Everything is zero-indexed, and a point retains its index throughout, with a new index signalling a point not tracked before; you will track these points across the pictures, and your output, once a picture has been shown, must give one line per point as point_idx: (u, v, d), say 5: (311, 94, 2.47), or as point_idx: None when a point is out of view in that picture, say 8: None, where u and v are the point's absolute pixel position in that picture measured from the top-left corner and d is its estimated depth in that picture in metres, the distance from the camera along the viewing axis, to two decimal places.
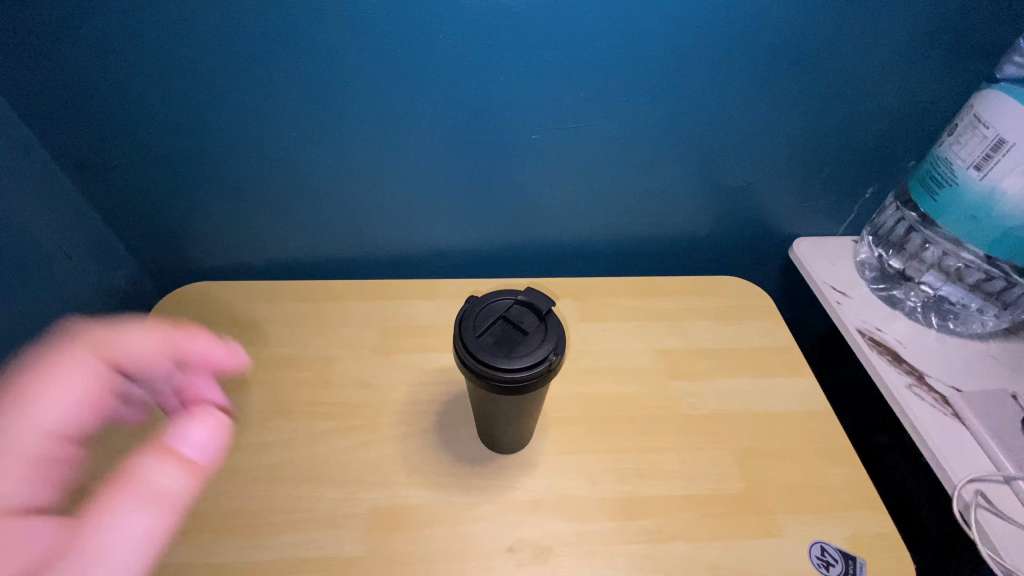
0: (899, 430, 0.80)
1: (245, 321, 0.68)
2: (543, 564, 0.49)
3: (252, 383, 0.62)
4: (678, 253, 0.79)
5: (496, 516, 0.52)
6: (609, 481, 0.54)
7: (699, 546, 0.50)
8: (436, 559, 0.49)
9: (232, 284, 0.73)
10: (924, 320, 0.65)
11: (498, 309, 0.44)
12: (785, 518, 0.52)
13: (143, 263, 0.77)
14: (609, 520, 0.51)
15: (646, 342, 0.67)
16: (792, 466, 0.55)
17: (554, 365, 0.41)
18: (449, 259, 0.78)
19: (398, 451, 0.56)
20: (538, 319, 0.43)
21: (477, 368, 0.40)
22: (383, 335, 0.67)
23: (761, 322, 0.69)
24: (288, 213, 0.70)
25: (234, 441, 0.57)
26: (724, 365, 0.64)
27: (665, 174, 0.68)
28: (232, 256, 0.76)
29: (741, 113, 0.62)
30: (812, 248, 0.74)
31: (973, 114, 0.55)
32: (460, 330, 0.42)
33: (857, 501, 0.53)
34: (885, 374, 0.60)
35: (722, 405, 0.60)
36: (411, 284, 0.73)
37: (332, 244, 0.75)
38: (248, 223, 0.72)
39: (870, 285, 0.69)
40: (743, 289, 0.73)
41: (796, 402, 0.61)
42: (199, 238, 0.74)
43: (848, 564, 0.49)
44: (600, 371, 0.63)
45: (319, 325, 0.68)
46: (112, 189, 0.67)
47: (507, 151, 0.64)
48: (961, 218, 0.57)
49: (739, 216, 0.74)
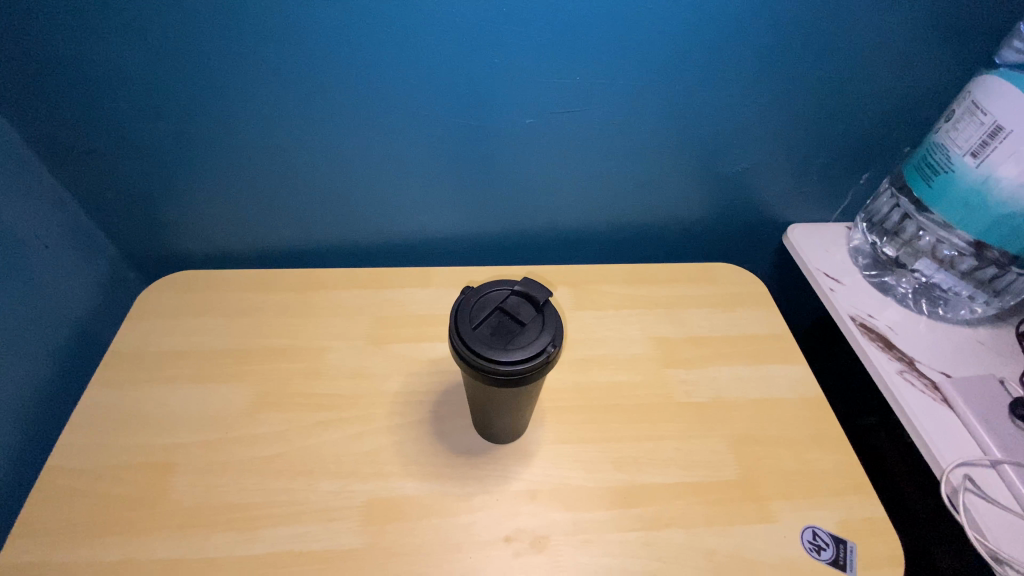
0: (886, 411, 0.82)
1: (235, 311, 0.67)
2: (540, 553, 0.49)
3: (242, 375, 0.61)
4: (673, 239, 0.79)
5: (493, 506, 0.52)
6: (605, 469, 0.54)
7: (695, 533, 0.50)
8: (433, 550, 0.49)
9: (221, 273, 0.71)
10: (915, 306, 0.66)
11: (495, 300, 0.43)
12: (779, 504, 0.52)
13: (126, 252, 0.75)
14: (606, 508, 0.52)
15: (642, 330, 0.66)
16: (785, 452, 0.56)
17: (552, 357, 0.41)
18: (442, 247, 0.77)
19: (393, 443, 0.56)
20: (535, 310, 0.42)
21: (473, 361, 0.40)
22: (376, 325, 0.66)
23: (756, 309, 0.69)
24: (276, 200, 0.69)
25: (226, 434, 0.56)
26: (719, 353, 0.64)
27: (661, 161, 0.67)
28: (219, 245, 0.74)
29: (739, 97, 0.61)
30: (806, 235, 0.74)
31: (970, 100, 0.55)
32: (456, 322, 0.41)
33: (849, 486, 0.54)
34: (877, 360, 0.60)
35: (717, 392, 0.61)
36: (404, 273, 0.72)
37: (322, 232, 0.73)
38: (236, 211, 0.70)
39: (863, 272, 0.69)
40: (738, 276, 0.73)
41: (790, 389, 0.61)
42: (185, 226, 0.72)
43: (839, 548, 0.50)
44: (596, 359, 0.63)
45: (311, 314, 0.67)
46: (90, 176, 0.64)
47: (502, 136, 0.63)
48: (956, 205, 0.57)
49: (734, 202, 0.74)
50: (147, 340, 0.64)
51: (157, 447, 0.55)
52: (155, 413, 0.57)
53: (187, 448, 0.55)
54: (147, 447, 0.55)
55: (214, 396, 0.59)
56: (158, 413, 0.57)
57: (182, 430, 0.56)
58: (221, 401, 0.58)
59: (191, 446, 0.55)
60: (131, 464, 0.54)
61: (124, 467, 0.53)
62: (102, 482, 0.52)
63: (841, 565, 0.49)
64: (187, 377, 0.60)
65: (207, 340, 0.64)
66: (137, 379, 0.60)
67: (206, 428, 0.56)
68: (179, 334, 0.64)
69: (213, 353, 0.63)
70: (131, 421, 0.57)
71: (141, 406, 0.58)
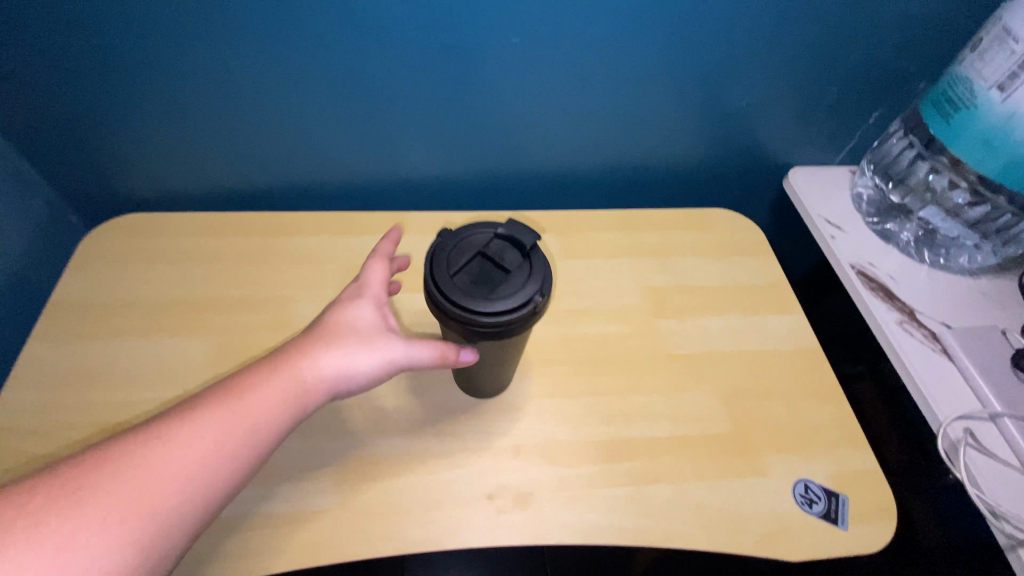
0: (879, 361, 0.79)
1: (189, 258, 0.61)
2: (524, 509, 0.47)
3: (200, 328, 0.55)
4: (668, 184, 0.73)
5: (474, 463, 0.49)
6: (592, 424, 0.52)
7: (684, 488, 0.48)
8: (411, 510, 0.46)
9: (172, 216, 0.64)
10: (917, 255, 0.63)
11: (476, 244, 0.38)
12: (772, 458, 0.50)
13: (64, 191, 0.68)
14: (593, 463, 0.49)
15: (633, 279, 0.62)
16: (779, 405, 0.54)
17: (540, 307, 0.36)
18: (420, 190, 0.70)
19: (367, 400, 0.52)
20: (521, 255, 0.38)
21: (450, 311, 0.35)
22: (347, 274, 0.61)
23: (753, 257, 0.65)
24: (232, 133, 0.61)
25: (183, 390, 0.51)
26: (714, 303, 0.61)
27: (659, 95, 0.61)
28: (169, 184, 0.67)
29: (747, 20, 0.55)
30: (808, 179, 0.69)
31: (1002, 26, 0.50)
32: (431, 267, 0.36)
33: (842, 438, 0.52)
34: (877, 311, 0.58)
35: (710, 344, 0.58)
36: (378, 217, 0.66)
37: (286, 170, 0.66)
38: (186, 145, 0.63)
39: (866, 218, 0.66)
40: (735, 222, 0.69)
41: (786, 340, 0.59)
42: (129, 162, 0.64)
43: (831, 501, 0.48)
44: (585, 311, 0.59)
45: (275, 262, 0.61)
46: (12, 99, 0.57)
47: (483, 61, 0.56)
48: (975, 144, 0.53)
49: (734, 143, 0.69)
50: (91, 290, 0.58)
51: (106, 405, 0.50)
52: (103, 368, 0.52)
53: (139, 406, 0.50)
54: (95, 405, 0.50)
55: (168, 350, 0.54)
56: (106, 368, 0.52)
57: (134, 387, 0.51)
58: (177, 355, 0.53)
59: (144, 403, 0.50)
60: (77, 423, 0.49)
61: (68, 426, 0.49)
62: (45, 442, 0.48)
63: (832, 518, 0.47)
64: (139, 329, 0.55)
65: (160, 290, 0.58)
66: (81, 331, 0.55)
67: (161, 383, 0.52)
68: (127, 283, 0.58)
69: (168, 303, 0.57)
70: (75, 377, 0.52)
71: (88, 361, 0.53)
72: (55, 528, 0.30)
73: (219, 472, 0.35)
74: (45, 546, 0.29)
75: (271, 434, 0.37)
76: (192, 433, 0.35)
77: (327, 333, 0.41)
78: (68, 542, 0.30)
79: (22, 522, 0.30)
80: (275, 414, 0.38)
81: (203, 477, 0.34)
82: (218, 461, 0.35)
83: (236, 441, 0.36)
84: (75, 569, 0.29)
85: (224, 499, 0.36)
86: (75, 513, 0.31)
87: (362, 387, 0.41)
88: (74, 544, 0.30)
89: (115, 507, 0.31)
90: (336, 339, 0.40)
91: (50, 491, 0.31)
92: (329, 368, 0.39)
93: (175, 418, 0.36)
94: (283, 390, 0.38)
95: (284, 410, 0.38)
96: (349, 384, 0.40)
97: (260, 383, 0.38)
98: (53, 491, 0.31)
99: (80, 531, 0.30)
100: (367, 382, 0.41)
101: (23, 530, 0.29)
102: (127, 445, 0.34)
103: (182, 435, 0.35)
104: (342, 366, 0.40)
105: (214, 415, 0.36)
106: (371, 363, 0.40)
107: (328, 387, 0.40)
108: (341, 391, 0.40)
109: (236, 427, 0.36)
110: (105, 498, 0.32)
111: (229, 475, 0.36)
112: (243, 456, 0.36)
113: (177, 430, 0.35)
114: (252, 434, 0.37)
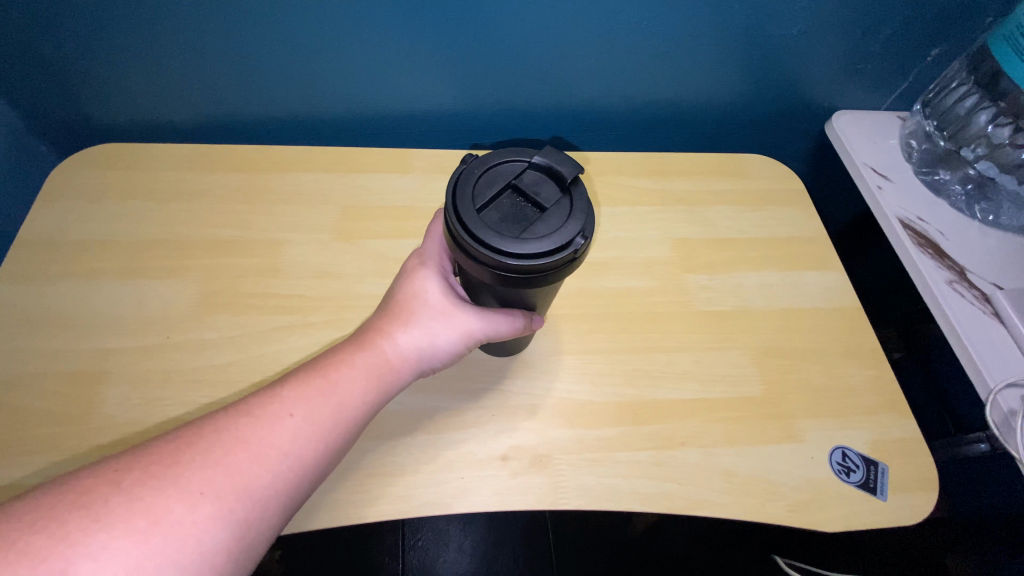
0: (915, 321, 0.75)
1: (170, 195, 0.55)
2: (541, 473, 0.43)
3: (185, 271, 0.50)
4: (697, 126, 0.67)
5: (487, 422, 0.45)
6: (614, 383, 0.48)
7: (712, 453, 0.45)
8: (420, 470, 0.43)
9: (150, 148, 0.58)
10: (969, 210, 0.57)
11: (506, 176, 0.32)
12: (807, 423, 0.47)
13: (28, 116, 0.61)
14: (616, 425, 0.46)
15: (660, 230, 0.57)
16: (815, 366, 0.50)
17: (580, 252, 0.31)
18: (426, 126, 0.64)
19: None
20: (560, 190, 0.32)
21: (475, 251, 0.30)
22: (345, 216, 0.55)
23: (790, 208, 0.60)
24: (213, 54, 0.54)
25: (166, 338, 0.47)
26: (746, 257, 0.56)
27: (700, 23, 0.54)
28: (146, 111, 0.60)
29: None
30: (852, 123, 0.63)
31: None
32: (454, 198, 0.31)
33: (882, 404, 0.48)
34: (925, 268, 0.53)
35: (742, 300, 0.53)
36: (379, 155, 0.60)
37: (276, 99, 0.59)
38: (162, 67, 0.55)
39: (916, 169, 0.60)
40: (772, 169, 0.63)
41: (824, 298, 0.54)
42: (99, 85, 0.57)
43: (869, 470, 0.45)
44: (606, 262, 0.54)
45: (265, 202, 0.55)
46: None
47: None
48: None
49: (774, 83, 0.62)
50: (60, 226, 0.52)
51: (82, 353, 0.45)
52: (77, 313, 0.47)
53: (119, 355, 0.46)
54: (70, 353, 0.45)
55: (150, 295, 0.49)
56: (81, 313, 0.47)
57: (112, 334, 0.47)
58: (159, 300, 0.48)
59: (123, 352, 0.46)
60: (49, 373, 0.44)
61: (41, 374, 0.44)
62: (15, 391, 0.43)
63: (871, 487, 0.44)
64: (116, 272, 0.50)
65: (138, 229, 0.52)
66: (51, 272, 0.49)
67: (141, 331, 0.47)
68: (102, 220, 0.53)
69: (146, 243, 0.52)
70: (47, 322, 0.47)
71: (60, 304, 0.48)
72: (151, 502, 0.27)
73: (314, 448, 0.32)
74: (144, 522, 0.26)
75: (361, 411, 0.35)
76: (284, 408, 0.32)
77: (406, 303, 0.38)
78: (164, 517, 0.27)
79: (117, 497, 0.27)
80: (363, 390, 0.35)
81: (298, 454, 0.31)
82: (312, 437, 0.32)
83: (329, 417, 0.33)
84: (174, 547, 0.26)
85: (315, 481, 0.33)
86: (166, 490, 0.27)
87: (445, 359, 0.39)
88: (170, 522, 0.27)
89: (213, 482, 0.28)
90: (418, 309, 0.38)
91: (142, 467, 0.28)
92: (413, 343, 0.37)
93: (265, 394, 0.33)
94: (370, 363, 0.36)
95: (375, 384, 0.36)
96: (430, 360, 0.38)
97: (344, 360, 0.36)
98: (147, 466, 0.28)
99: (179, 506, 0.27)
100: (451, 354, 0.39)
101: (119, 505, 0.26)
102: (217, 421, 0.31)
103: (275, 410, 0.32)
104: (427, 336, 0.38)
105: (302, 390, 0.34)
106: (454, 335, 0.38)
107: (409, 363, 0.38)
108: (424, 365, 0.38)
109: (328, 403, 0.34)
110: (203, 473, 0.28)
111: (323, 453, 0.33)
112: (336, 432, 0.33)
113: (269, 406, 0.32)
114: (343, 411, 0.34)
